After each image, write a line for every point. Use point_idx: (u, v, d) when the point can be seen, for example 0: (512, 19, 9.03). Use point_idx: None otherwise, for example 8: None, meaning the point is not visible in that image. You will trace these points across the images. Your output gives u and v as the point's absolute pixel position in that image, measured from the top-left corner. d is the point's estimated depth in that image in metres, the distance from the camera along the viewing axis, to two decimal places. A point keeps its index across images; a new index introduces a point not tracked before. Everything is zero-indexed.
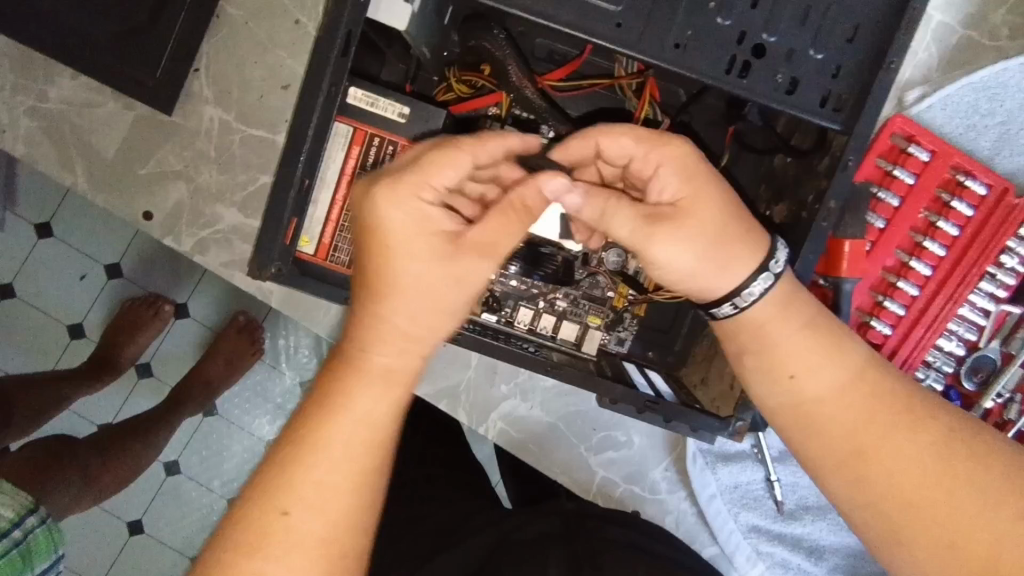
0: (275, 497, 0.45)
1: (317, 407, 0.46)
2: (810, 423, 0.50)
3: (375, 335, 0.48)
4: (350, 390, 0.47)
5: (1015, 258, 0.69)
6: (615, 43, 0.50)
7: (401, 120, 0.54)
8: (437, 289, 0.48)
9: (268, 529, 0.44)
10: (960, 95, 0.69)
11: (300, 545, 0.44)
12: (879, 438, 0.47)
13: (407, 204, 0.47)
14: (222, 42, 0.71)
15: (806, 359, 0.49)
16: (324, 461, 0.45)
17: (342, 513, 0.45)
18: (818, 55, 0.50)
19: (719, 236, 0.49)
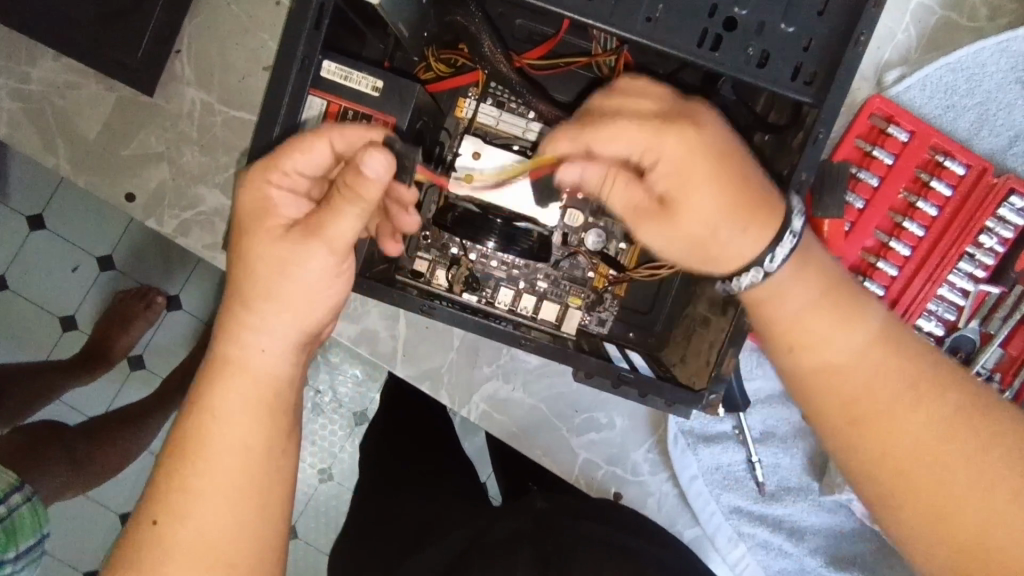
0: (150, 503, 0.45)
1: (189, 408, 0.46)
2: (812, 388, 0.47)
3: (230, 332, 0.48)
4: (217, 391, 0.46)
5: (993, 238, 0.69)
6: (588, 16, 0.50)
7: (376, 94, 0.53)
8: (277, 273, 0.48)
9: (139, 539, 0.44)
10: (938, 75, 0.70)
11: (169, 552, 0.44)
12: (881, 410, 0.44)
13: (255, 189, 0.49)
14: (204, 23, 0.72)
15: (812, 324, 0.46)
16: (199, 463, 0.45)
17: (214, 520, 0.44)
18: (789, 28, 0.51)
19: (716, 233, 0.46)
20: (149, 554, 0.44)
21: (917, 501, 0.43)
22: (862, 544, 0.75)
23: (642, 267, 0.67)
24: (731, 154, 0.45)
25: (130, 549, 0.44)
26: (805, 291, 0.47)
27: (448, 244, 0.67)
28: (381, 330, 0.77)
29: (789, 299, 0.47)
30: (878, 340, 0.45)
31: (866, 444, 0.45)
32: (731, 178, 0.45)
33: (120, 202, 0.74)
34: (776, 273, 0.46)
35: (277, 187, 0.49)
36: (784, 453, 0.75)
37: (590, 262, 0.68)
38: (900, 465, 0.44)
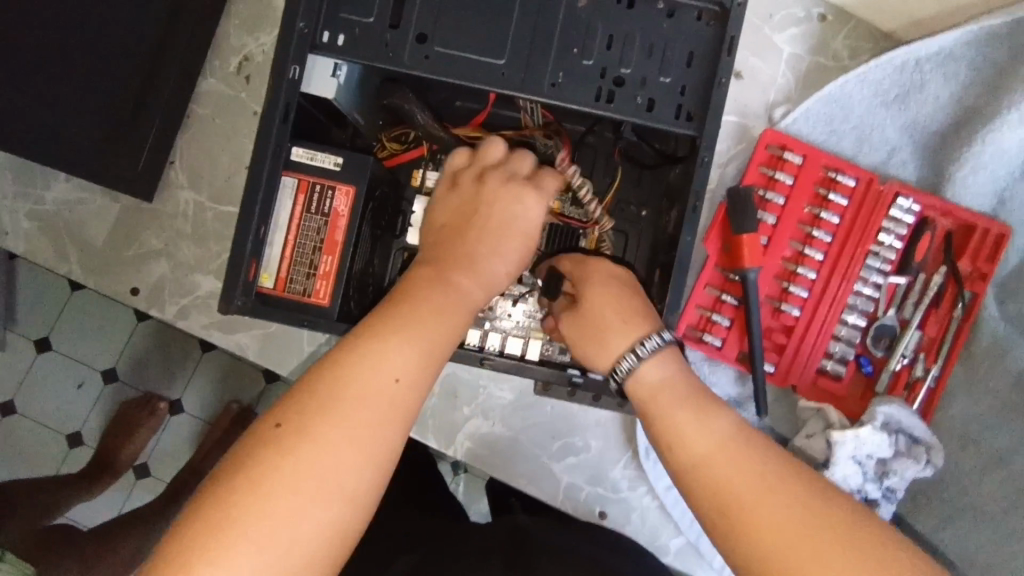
0: (386, 361, 0.50)
1: (402, 300, 0.55)
2: (696, 496, 0.50)
3: (464, 267, 0.58)
4: (440, 304, 0.55)
5: (891, 236, 0.80)
6: (503, 87, 0.62)
7: (338, 168, 0.62)
8: (514, 248, 0.61)
9: (378, 386, 0.49)
10: (817, 108, 0.81)
11: (392, 403, 0.49)
12: (716, 474, 0.50)
13: (519, 197, 0.62)
14: (193, 137, 0.84)
15: (678, 408, 0.54)
16: (417, 340, 0.52)
17: (411, 388, 0.50)
18: (666, 80, 0.63)
19: (609, 325, 0.60)
20: (356, 391, 0.48)
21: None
22: None
23: None
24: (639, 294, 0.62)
25: (338, 378, 0.48)
26: (682, 393, 0.55)
27: None
28: None
29: (662, 406, 0.55)
30: (731, 441, 0.51)
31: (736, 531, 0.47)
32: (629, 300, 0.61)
33: (125, 296, 0.84)
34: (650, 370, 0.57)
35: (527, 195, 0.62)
36: None
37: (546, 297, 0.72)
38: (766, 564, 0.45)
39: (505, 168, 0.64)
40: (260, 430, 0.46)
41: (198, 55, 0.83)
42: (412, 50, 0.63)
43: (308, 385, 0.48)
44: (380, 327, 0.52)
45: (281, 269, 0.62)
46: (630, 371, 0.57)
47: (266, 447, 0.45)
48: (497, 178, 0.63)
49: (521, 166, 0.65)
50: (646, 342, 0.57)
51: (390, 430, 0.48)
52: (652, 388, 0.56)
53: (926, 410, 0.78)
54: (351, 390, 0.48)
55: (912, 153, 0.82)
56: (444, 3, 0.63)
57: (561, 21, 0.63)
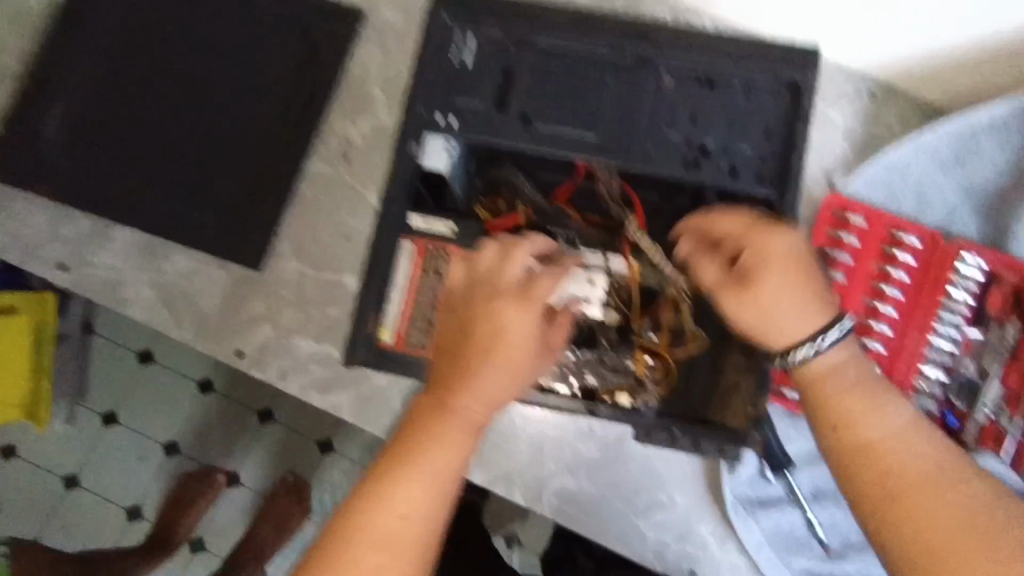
0: (387, 506, 0.57)
1: (408, 429, 0.61)
2: (853, 463, 0.59)
3: (459, 390, 0.61)
4: (437, 436, 0.60)
5: (962, 292, 0.83)
6: (599, 159, 0.69)
7: (452, 233, 0.69)
8: (511, 368, 0.62)
9: (378, 529, 0.56)
10: (878, 173, 0.86)
11: (393, 545, 0.56)
12: (893, 453, 0.57)
13: (496, 313, 0.62)
14: (298, 211, 0.92)
15: (847, 404, 0.60)
16: (415, 479, 0.58)
17: (415, 527, 0.57)
18: (747, 149, 0.69)
19: (799, 307, 0.62)
20: (375, 539, 0.56)
21: (904, 547, 0.54)
22: None
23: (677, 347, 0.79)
24: (811, 268, 0.63)
25: (361, 520, 0.57)
26: (851, 380, 0.61)
27: None
28: None
29: (841, 385, 0.61)
30: (910, 433, 0.59)
31: (912, 502, 0.55)
32: (805, 273, 0.63)
33: (231, 358, 0.89)
34: (833, 357, 0.62)
35: (502, 305, 0.62)
36: (839, 509, 0.82)
37: (629, 352, 0.78)
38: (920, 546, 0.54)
39: (491, 279, 0.63)
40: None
41: (306, 140, 0.92)
42: (516, 128, 0.70)
43: (329, 526, 0.58)
44: (388, 461, 0.59)
45: (399, 324, 0.67)
46: (816, 355, 0.62)
47: None
48: (501, 296, 0.63)
49: (513, 272, 0.64)
50: (826, 334, 0.62)
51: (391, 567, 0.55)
52: (822, 378, 0.62)
53: (1019, 463, 0.78)
54: (370, 528, 0.56)
55: (973, 214, 0.87)
56: (545, 86, 0.71)
57: (648, 101, 0.70)
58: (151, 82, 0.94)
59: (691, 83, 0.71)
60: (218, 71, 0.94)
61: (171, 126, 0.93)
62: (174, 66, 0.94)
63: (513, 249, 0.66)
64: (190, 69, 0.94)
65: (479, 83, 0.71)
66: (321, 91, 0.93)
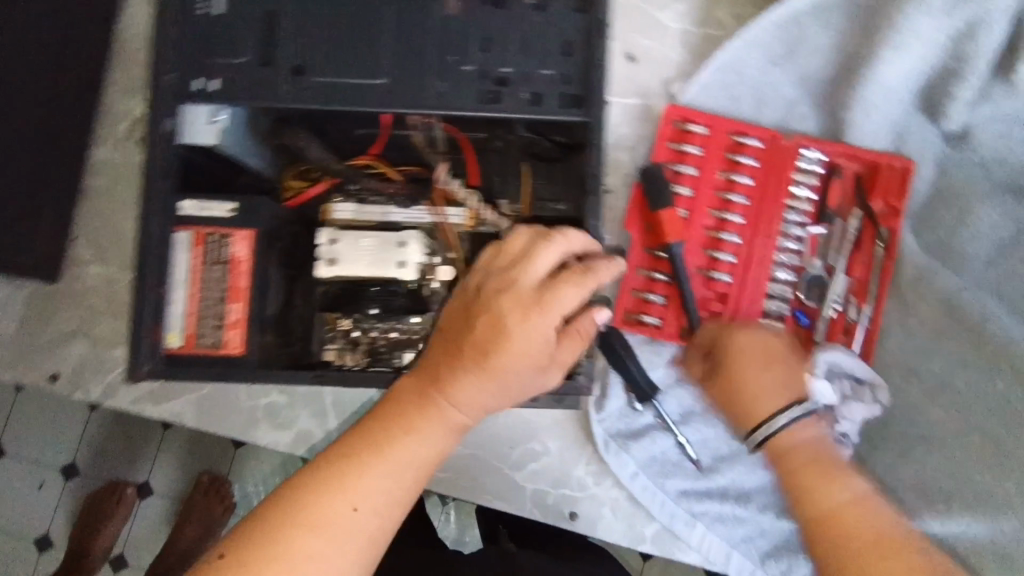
0: (345, 496, 0.54)
1: (382, 421, 0.58)
2: (823, 527, 0.68)
3: (451, 389, 0.58)
4: (417, 423, 0.58)
5: (804, 189, 0.81)
6: (386, 106, 0.61)
7: (229, 214, 0.60)
8: (508, 383, 0.58)
9: (334, 516, 0.53)
10: (713, 77, 0.82)
11: (349, 537, 0.53)
12: (839, 514, 0.68)
13: (519, 325, 0.57)
14: (93, 208, 0.81)
15: (808, 456, 0.72)
16: (377, 474, 0.55)
17: (368, 526, 0.54)
18: (548, 72, 0.62)
19: (783, 393, 0.74)
20: (331, 525, 0.53)
21: None
22: None
23: None
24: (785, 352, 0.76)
25: (318, 500, 0.54)
26: (813, 450, 0.73)
27: (350, 332, 0.68)
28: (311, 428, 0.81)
29: (804, 456, 0.72)
30: (864, 501, 0.68)
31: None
32: (773, 350, 0.76)
33: (45, 382, 0.80)
34: (808, 423, 0.74)
35: (553, 324, 0.57)
36: (706, 426, 0.82)
37: None
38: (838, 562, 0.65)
39: (513, 274, 0.58)
40: (208, 560, 0.52)
41: (87, 126, 0.80)
42: (286, 83, 0.61)
43: (270, 496, 0.55)
44: (350, 446, 0.56)
45: (186, 327, 0.59)
46: (794, 422, 0.73)
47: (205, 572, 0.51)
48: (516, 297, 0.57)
49: (543, 263, 0.59)
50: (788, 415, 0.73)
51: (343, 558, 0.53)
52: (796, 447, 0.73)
53: (868, 351, 0.79)
54: (329, 511, 0.53)
55: (811, 107, 0.84)
56: (313, 28, 0.61)
57: (432, 30, 0.62)
58: None
59: (478, 5, 0.63)
60: None
61: None
62: None
63: (541, 248, 0.60)
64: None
65: (235, 36, 0.61)
66: (93, 69, 0.81)
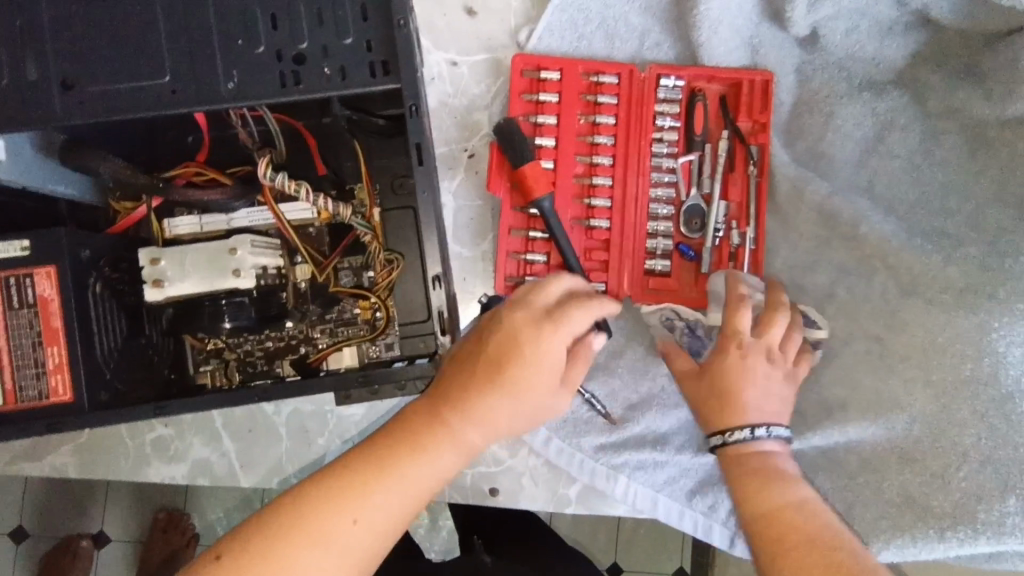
0: (348, 509, 0.52)
1: (394, 431, 0.56)
2: (762, 537, 0.59)
3: (467, 412, 0.56)
4: (432, 442, 0.56)
5: (668, 119, 0.79)
6: (178, 106, 0.56)
7: (26, 252, 0.55)
8: (520, 401, 0.57)
9: (334, 530, 0.52)
10: (555, 19, 0.78)
11: (344, 551, 0.52)
12: (792, 511, 0.59)
13: (538, 322, 0.58)
14: None
15: (771, 498, 0.61)
16: (381, 493, 0.53)
17: (366, 543, 0.52)
18: (347, 41, 0.58)
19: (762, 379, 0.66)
20: (328, 536, 0.52)
21: None
22: None
23: (389, 271, 0.68)
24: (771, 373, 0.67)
25: (340, 499, 0.52)
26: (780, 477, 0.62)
27: (218, 346, 0.68)
28: (204, 456, 0.77)
29: (774, 499, 0.60)
30: (806, 506, 0.59)
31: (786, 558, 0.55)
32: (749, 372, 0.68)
33: None
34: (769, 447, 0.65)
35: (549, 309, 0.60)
36: (613, 378, 0.79)
37: (353, 301, 0.69)
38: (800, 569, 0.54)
39: (526, 299, 0.59)
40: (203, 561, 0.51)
41: None
42: (63, 99, 0.56)
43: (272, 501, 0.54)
44: (364, 453, 0.55)
45: (4, 381, 0.54)
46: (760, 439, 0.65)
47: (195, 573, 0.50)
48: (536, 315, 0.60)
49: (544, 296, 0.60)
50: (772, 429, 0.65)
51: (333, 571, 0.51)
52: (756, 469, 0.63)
53: (756, 274, 0.77)
54: (328, 524, 0.52)
55: (662, 33, 0.80)
56: (80, 33, 0.56)
57: (214, 16, 0.57)
58: None
59: None
60: None
61: None
62: None
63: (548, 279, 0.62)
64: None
65: None
66: None
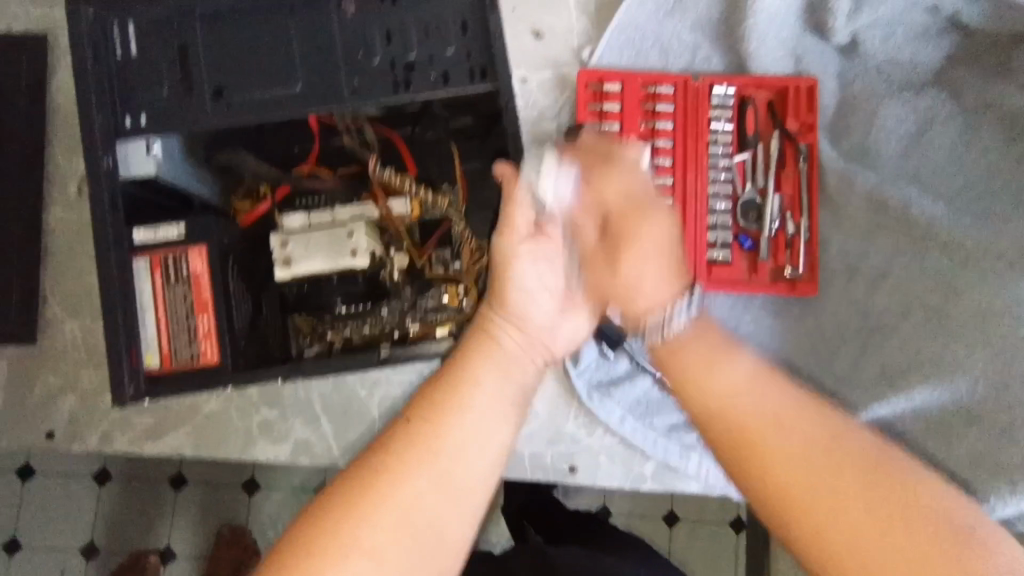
0: (432, 443, 0.60)
1: (442, 378, 0.64)
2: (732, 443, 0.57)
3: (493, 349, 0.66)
4: (481, 376, 0.64)
5: (722, 122, 0.86)
6: (308, 108, 0.66)
7: (182, 235, 0.65)
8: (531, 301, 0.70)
9: (430, 462, 0.59)
10: (616, 37, 0.87)
11: (445, 478, 0.59)
12: (780, 438, 0.55)
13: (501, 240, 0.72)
14: (58, 268, 0.84)
15: (735, 398, 0.57)
16: (454, 422, 0.61)
17: (461, 467, 0.60)
18: (451, 51, 0.67)
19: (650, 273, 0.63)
20: (448, 455, 0.60)
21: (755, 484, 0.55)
22: None
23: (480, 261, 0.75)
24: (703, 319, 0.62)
25: (432, 444, 0.60)
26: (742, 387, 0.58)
27: (320, 327, 0.74)
28: (306, 437, 0.83)
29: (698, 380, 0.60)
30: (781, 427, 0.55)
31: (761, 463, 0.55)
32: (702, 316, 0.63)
33: (42, 442, 0.82)
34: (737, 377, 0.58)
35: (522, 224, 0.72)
36: None
37: (442, 288, 0.75)
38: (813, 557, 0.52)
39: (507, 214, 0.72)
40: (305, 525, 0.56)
41: (36, 192, 0.84)
42: (212, 105, 0.65)
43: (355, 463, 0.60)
44: (424, 401, 0.63)
45: (162, 346, 0.64)
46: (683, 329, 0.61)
47: (311, 538, 0.55)
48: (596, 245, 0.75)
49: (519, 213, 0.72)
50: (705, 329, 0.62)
51: (442, 497, 0.58)
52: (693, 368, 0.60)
53: (813, 261, 0.82)
54: (430, 458, 0.59)
55: (711, 46, 0.89)
56: (227, 50, 0.66)
57: (337, 33, 0.67)
58: None
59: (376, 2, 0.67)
60: None
61: None
62: None
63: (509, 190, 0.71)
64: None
65: (153, 71, 0.65)
66: (29, 137, 0.84)
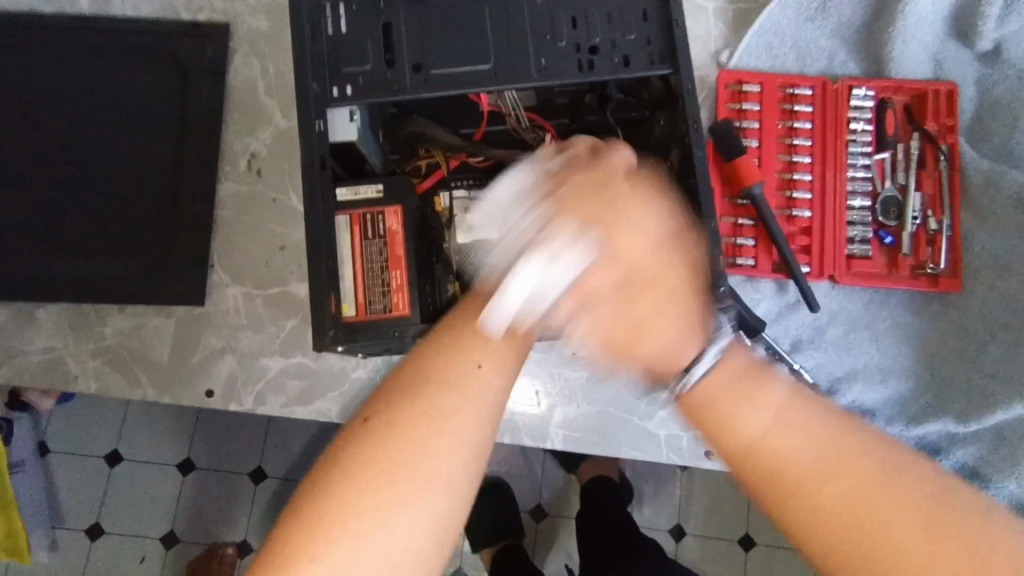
0: (399, 460, 0.47)
1: (404, 381, 0.52)
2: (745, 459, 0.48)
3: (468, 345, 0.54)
4: (452, 387, 0.51)
5: (860, 122, 0.89)
6: (497, 85, 0.71)
7: (380, 194, 0.72)
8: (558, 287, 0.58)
9: (395, 477, 0.46)
10: (755, 42, 0.89)
11: (425, 490, 0.47)
12: (835, 476, 0.46)
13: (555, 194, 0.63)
14: (225, 236, 0.89)
15: (727, 405, 0.51)
16: (416, 431, 0.48)
17: (441, 477, 0.48)
18: (632, 37, 0.71)
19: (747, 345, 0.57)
20: (413, 469, 0.47)
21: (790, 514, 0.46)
22: (923, 398, 0.85)
23: None
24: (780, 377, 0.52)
25: (388, 461, 0.47)
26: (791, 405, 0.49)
27: None
28: None
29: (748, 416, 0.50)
30: (779, 426, 0.48)
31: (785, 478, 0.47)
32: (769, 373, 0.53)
33: (202, 399, 0.87)
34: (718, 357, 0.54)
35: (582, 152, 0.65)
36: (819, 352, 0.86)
37: None
38: (760, 481, 0.48)
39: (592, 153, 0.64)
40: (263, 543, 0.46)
41: (210, 164, 0.90)
42: (411, 79, 0.71)
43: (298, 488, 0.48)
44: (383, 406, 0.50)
45: (359, 297, 0.70)
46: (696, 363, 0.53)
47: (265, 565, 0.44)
48: None
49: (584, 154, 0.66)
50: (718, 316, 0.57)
51: (422, 516, 0.46)
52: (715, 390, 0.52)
53: (954, 255, 0.86)
54: (392, 477, 0.46)
55: (848, 52, 0.91)
56: (427, 30, 0.71)
57: (527, 17, 0.72)
58: (41, 151, 0.90)
59: None
60: (101, 124, 0.90)
61: (79, 189, 0.89)
62: (65, 130, 0.90)
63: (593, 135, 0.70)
64: (59, 137, 0.90)
65: (360, 46, 0.71)
66: (209, 114, 0.91)
